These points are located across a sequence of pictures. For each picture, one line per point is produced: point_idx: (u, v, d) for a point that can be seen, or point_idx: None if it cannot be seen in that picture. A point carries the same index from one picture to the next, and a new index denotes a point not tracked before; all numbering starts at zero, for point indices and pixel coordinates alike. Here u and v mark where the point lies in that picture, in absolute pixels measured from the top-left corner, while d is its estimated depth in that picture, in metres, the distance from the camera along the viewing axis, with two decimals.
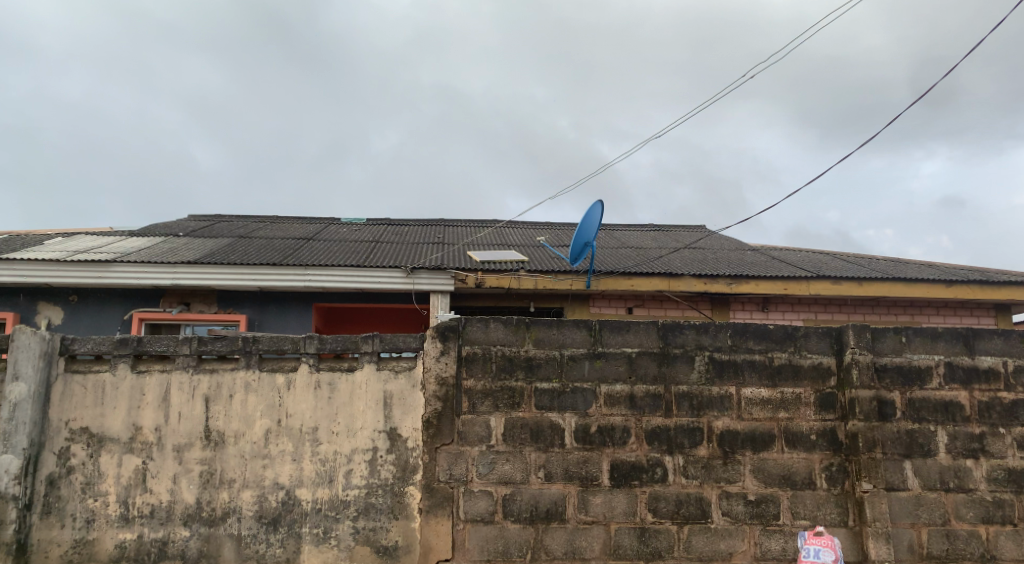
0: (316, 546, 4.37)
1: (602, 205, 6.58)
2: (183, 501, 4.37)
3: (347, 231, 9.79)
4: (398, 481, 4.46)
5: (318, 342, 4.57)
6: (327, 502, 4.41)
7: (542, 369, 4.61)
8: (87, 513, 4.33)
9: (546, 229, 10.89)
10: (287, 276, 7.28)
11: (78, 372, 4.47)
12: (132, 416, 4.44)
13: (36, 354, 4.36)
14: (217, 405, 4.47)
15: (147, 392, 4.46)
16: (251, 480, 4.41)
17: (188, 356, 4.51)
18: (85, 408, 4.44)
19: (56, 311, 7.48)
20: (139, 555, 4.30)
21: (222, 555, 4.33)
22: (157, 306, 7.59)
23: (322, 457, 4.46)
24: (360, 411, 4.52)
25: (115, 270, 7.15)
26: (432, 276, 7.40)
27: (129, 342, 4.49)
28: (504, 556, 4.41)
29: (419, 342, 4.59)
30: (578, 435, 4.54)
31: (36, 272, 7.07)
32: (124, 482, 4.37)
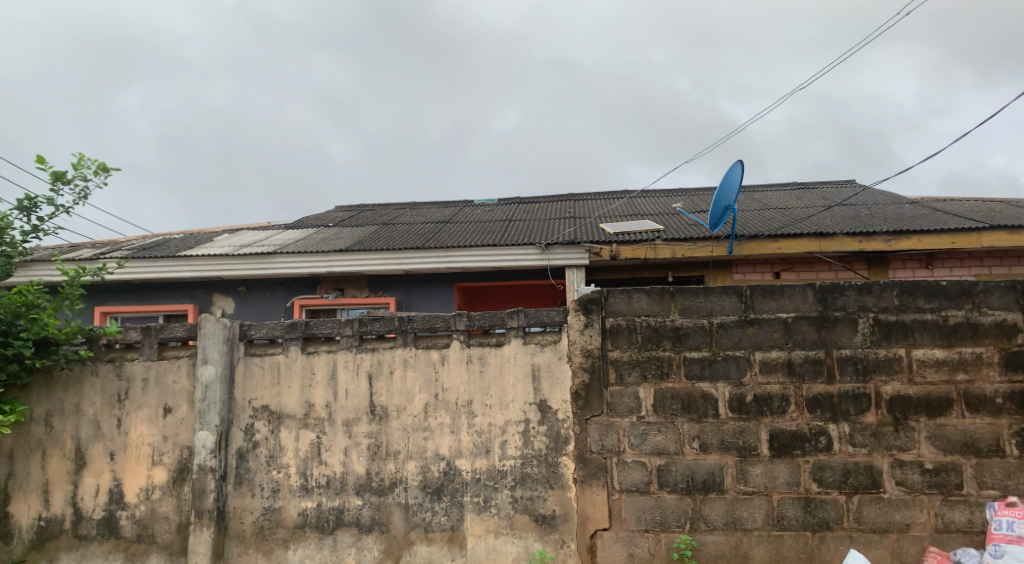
0: (478, 514, 4.54)
1: (743, 164, 6.23)
2: (354, 472, 4.66)
3: (481, 212, 9.99)
4: (551, 452, 4.54)
5: (467, 318, 4.71)
6: (485, 472, 4.57)
7: (690, 338, 4.52)
8: (272, 484, 4.71)
9: (681, 195, 10.62)
10: (430, 258, 7.52)
11: (256, 355, 4.85)
12: (305, 394, 4.77)
13: (221, 339, 4.77)
14: (379, 382, 4.72)
15: (317, 371, 4.78)
16: (414, 452, 4.63)
17: (351, 336, 4.78)
18: (264, 387, 4.81)
19: (229, 302, 8.13)
20: (320, 522, 4.64)
21: (392, 522, 4.59)
22: (315, 293, 8.08)
23: (478, 429, 4.61)
24: (510, 384, 4.63)
25: (276, 261, 7.66)
26: (568, 250, 7.39)
27: (298, 326, 4.82)
28: (662, 527, 4.39)
29: (563, 315, 4.63)
30: (734, 404, 4.43)
31: (209, 266, 7.71)
32: (302, 455, 4.71)
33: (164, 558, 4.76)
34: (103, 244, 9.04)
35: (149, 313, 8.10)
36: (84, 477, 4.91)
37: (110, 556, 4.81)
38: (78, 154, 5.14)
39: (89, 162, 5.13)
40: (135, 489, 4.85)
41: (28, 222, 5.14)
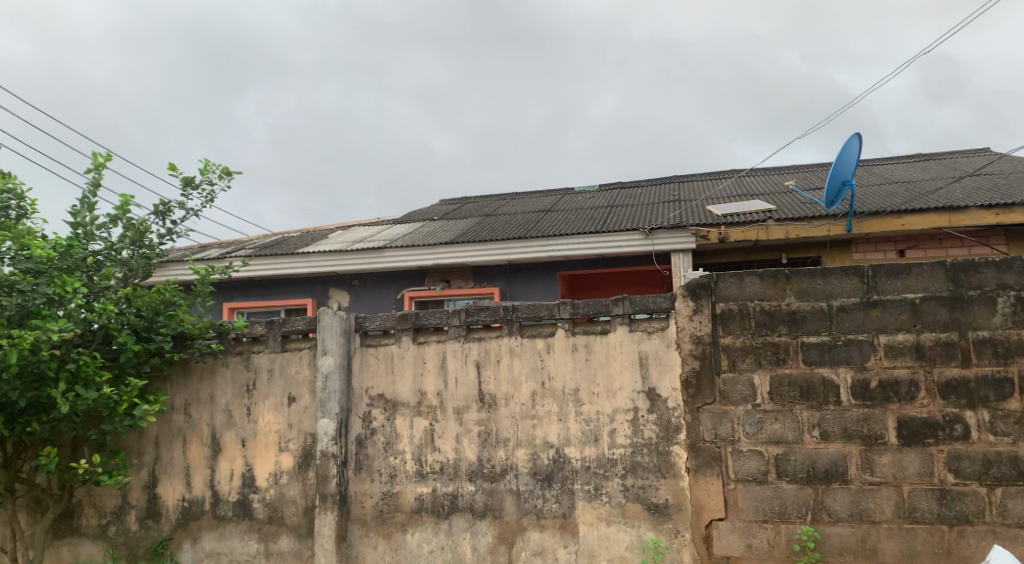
0: (590, 502, 4.54)
1: (861, 136, 5.87)
2: (466, 458, 4.75)
3: (583, 199, 9.93)
4: (662, 441, 4.47)
5: (572, 306, 4.70)
6: (595, 460, 4.55)
7: (808, 322, 4.33)
8: (389, 469, 4.87)
9: (793, 173, 10.19)
10: (533, 248, 7.55)
11: (371, 345, 5.03)
12: (417, 383, 4.90)
13: (339, 331, 4.97)
14: (488, 370, 4.79)
15: (428, 360, 4.90)
16: (523, 439, 4.68)
17: (458, 327, 4.88)
18: (379, 376, 4.98)
19: (344, 295, 8.46)
20: (435, 507, 4.76)
21: (504, 508, 4.66)
22: (423, 285, 8.28)
23: (586, 417, 4.60)
24: (617, 372, 4.59)
25: (384, 255, 7.90)
26: (673, 235, 7.22)
27: (408, 317, 4.95)
28: (782, 517, 4.25)
29: (670, 302, 4.54)
30: (857, 391, 4.22)
31: (324, 262, 8.05)
32: (416, 441, 4.85)
33: (292, 539, 5.03)
34: (228, 244, 9.60)
35: (271, 307, 8.56)
36: (219, 462, 5.25)
37: (245, 536, 5.12)
38: (204, 160, 5.47)
39: (215, 167, 5.45)
40: (265, 473, 5.14)
41: (163, 225, 5.52)
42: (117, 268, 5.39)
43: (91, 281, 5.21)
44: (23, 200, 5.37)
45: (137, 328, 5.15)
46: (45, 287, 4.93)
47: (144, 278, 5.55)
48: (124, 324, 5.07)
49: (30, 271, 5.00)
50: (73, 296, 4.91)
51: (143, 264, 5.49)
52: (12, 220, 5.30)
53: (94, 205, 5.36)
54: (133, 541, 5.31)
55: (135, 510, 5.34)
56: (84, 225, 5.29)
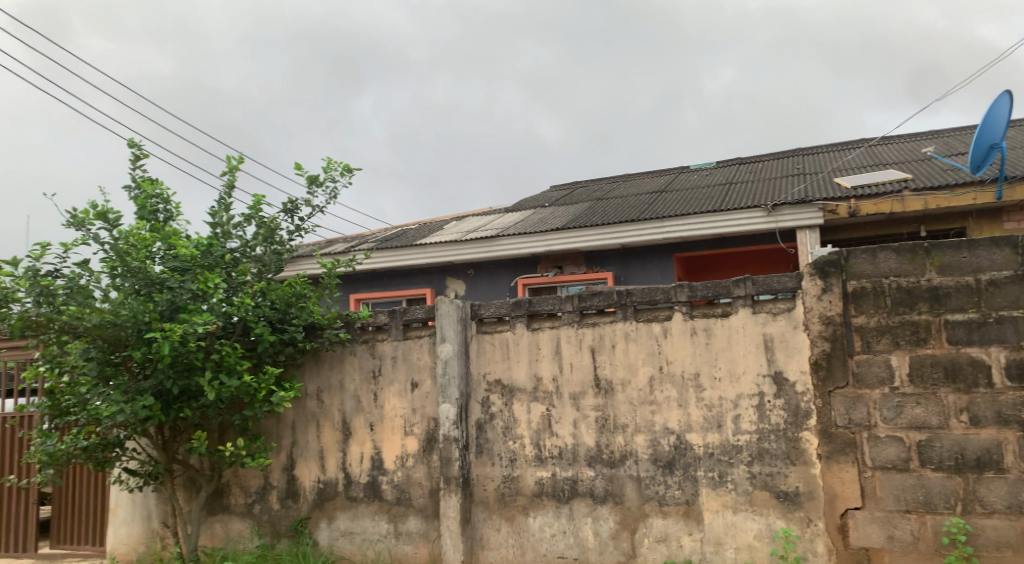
0: (714, 489, 4.42)
1: (1012, 94, 5.30)
2: (585, 444, 4.74)
3: (700, 178, 9.64)
4: (791, 426, 4.28)
5: (689, 289, 4.56)
6: (719, 447, 4.42)
7: (952, 298, 4.01)
8: (509, 453, 4.93)
9: (932, 138, 9.46)
10: (648, 230, 7.40)
11: (487, 332, 5.09)
12: (534, 368, 4.93)
13: (456, 318, 5.07)
14: (603, 355, 4.75)
15: (543, 346, 4.92)
16: (642, 425, 4.61)
17: (572, 312, 4.85)
18: (496, 362, 5.04)
19: (461, 284, 8.62)
20: (556, 491, 4.78)
21: (625, 494, 4.61)
22: (538, 271, 8.31)
23: (708, 402, 4.48)
24: (740, 355, 4.43)
25: (498, 243, 7.98)
26: (797, 210, 6.88)
27: (522, 304, 4.97)
28: (927, 508, 3.97)
29: (796, 281, 4.32)
30: (1012, 372, 3.87)
31: (441, 251, 8.23)
32: (534, 426, 4.88)
33: (420, 520, 5.21)
34: (352, 238, 10.00)
35: (394, 298, 8.83)
36: (350, 445, 5.50)
37: (376, 516, 5.35)
38: (327, 158, 5.72)
39: (336, 165, 5.68)
40: (392, 456, 5.35)
41: (291, 222, 5.82)
42: (252, 264, 5.74)
43: (230, 276, 5.58)
44: (170, 203, 5.82)
45: (272, 320, 5.47)
46: (191, 283, 5.31)
47: (277, 273, 5.88)
48: (260, 316, 5.40)
49: (177, 268, 5.40)
50: (215, 291, 5.27)
51: (275, 260, 5.82)
52: (160, 222, 5.75)
53: (230, 205, 5.73)
54: (275, 519, 5.67)
55: (276, 490, 5.69)
56: (222, 224, 5.66)
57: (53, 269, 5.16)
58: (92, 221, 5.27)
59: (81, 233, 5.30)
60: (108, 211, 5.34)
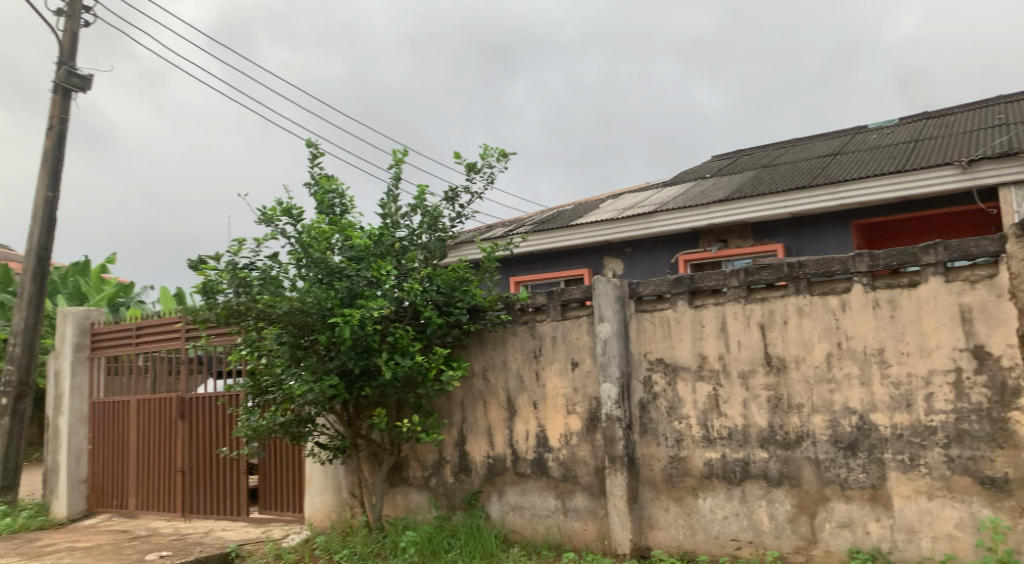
0: (905, 473, 4.08)
1: None
2: (756, 424, 4.54)
3: (878, 137, 8.89)
4: (995, 406, 3.87)
5: (870, 259, 4.22)
6: (909, 428, 4.08)
7: None
8: (675, 433, 4.83)
9: None
10: (821, 196, 6.93)
11: (647, 311, 5.00)
12: (698, 346, 4.78)
13: (614, 298, 5.02)
14: (773, 332, 4.52)
15: (706, 324, 4.76)
16: (820, 405, 4.34)
17: (738, 287, 4.65)
18: (657, 340, 4.94)
19: (619, 263, 8.51)
20: (726, 472, 4.63)
21: (803, 477, 4.37)
22: (699, 247, 8.03)
23: (894, 380, 4.14)
24: (932, 329, 4.05)
25: (658, 219, 7.81)
26: (998, 164, 6.15)
27: (683, 281, 4.83)
28: None
29: (999, 245, 3.88)
30: None
31: (599, 230, 8.18)
32: (701, 406, 4.74)
33: (587, 498, 5.25)
34: (510, 222, 10.16)
35: (552, 279, 8.88)
36: (516, 423, 5.63)
37: (544, 492, 5.45)
38: (483, 145, 5.85)
39: (493, 151, 5.81)
40: (556, 434, 5.42)
41: (453, 209, 6.03)
42: (420, 251, 6.00)
43: (400, 264, 5.88)
44: (344, 197, 6.21)
45: (439, 303, 5.70)
46: (366, 271, 5.66)
47: (442, 259, 6.11)
48: (429, 300, 5.65)
49: (353, 258, 5.78)
50: (387, 277, 5.57)
51: (439, 246, 6.05)
52: (337, 215, 6.16)
53: (398, 196, 6.02)
54: (450, 492, 5.93)
55: (449, 465, 5.95)
56: (391, 214, 5.97)
57: (249, 262, 5.68)
58: (279, 218, 5.75)
59: (271, 228, 5.79)
60: (293, 207, 5.80)
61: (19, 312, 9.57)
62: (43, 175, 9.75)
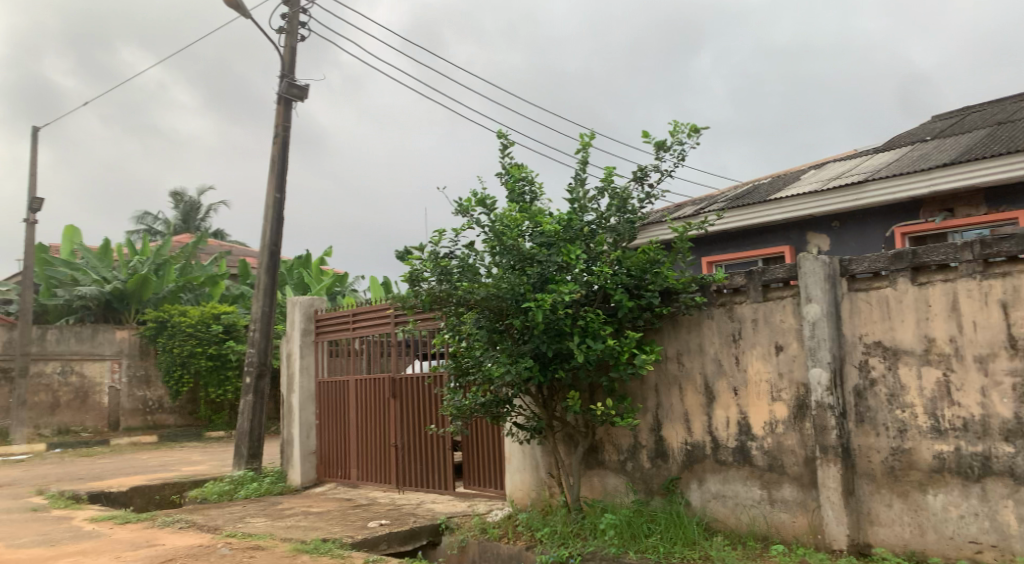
0: None
1: None
2: (998, 415, 4.06)
3: None
4: None
5: None
6: None
7: None
8: (898, 424, 4.42)
9: None
10: None
11: (862, 290, 4.60)
12: (923, 328, 4.34)
13: (823, 277, 4.67)
14: (1019, 311, 4.00)
15: (934, 303, 4.31)
16: None
17: (973, 261, 4.16)
18: (875, 322, 4.54)
19: (824, 239, 7.91)
20: (961, 468, 4.18)
21: None
22: (919, 218, 7.27)
23: None
24: None
25: (870, 188, 7.17)
26: None
27: (904, 256, 4.39)
28: None
29: None
30: None
31: (801, 204, 7.67)
32: (929, 394, 4.31)
33: (796, 489, 4.97)
34: (702, 200, 9.80)
35: (749, 258, 8.45)
36: (715, 410, 5.45)
37: (748, 482, 5.23)
38: (673, 122, 5.69)
39: (683, 127, 5.64)
40: (760, 422, 5.18)
41: (642, 189, 5.93)
42: (608, 234, 5.97)
43: (590, 247, 5.89)
44: (534, 184, 6.32)
45: (629, 286, 5.63)
46: (556, 256, 5.73)
47: (631, 241, 6.03)
48: (618, 283, 5.60)
49: (544, 244, 5.88)
50: (577, 261, 5.60)
51: (628, 228, 5.97)
52: (527, 202, 6.29)
53: (585, 180, 6.02)
54: (648, 477, 5.87)
55: (646, 450, 5.88)
56: (580, 199, 5.99)
57: (448, 251, 5.96)
58: (474, 208, 5.97)
59: (467, 219, 6.03)
60: (486, 197, 6.00)
61: (257, 301, 10.75)
62: (272, 178, 10.85)
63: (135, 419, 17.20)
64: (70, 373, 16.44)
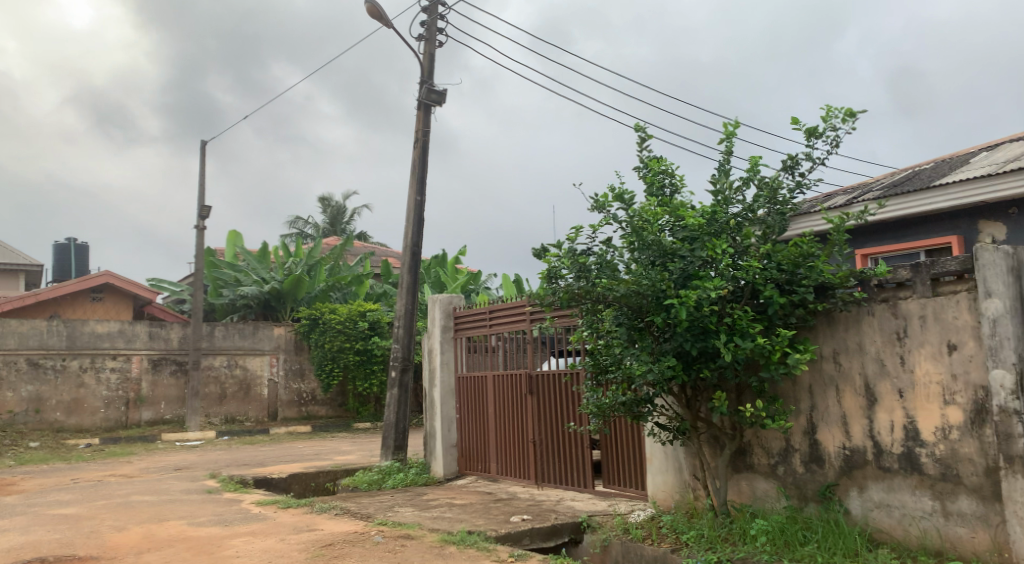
0: None
1: None
2: None
3: None
4: None
5: None
6: None
7: None
8: None
9: None
10: None
11: None
12: None
13: (1004, 270, 4.37)
14: None
15: None
16: None
17: None
18: None
19: (1000, 227, 7.21)
20: None
21: None
22: None
23: None
24: None
25: None
26: None
27: None
28: None
29: None
30: None
31: (972, 190, 7.03)
32: None
33: (975, 502, 4.56)
34: (855, 188, 9.20)
35: (910, 249, 7.85)
36: (877, 413, 5.09)
37: (917, 491, 4.85)
38: (826, 106, 5.36)
39: (837, 111, 5.30)
40: (931, 427, 4.78)
41: (793, 178, 5.63)
42: (756, 227, 5.72)
43: (736, 241, 5.67)
44: (675, 177, 6.15)
45: (780, 282, 5.36)
46: (700, 251, 5.56)
47: (781, 233, 5.74)
48: (768, 279, 5.34)
49: (687, 238, 5.72)
50: (723, 256, 5.40)
51: (778, 220, 5.69)
52: (667, 195, 6.14)
53: (730, 171, 5.79)
54: (802, 483, 5.57)
55: (799, 454, 5.59)
56: (724, 190, 5.77)
57: (586, 248, 5.92)
58: (611, 203, 5.89)
59: (603, 214, 5.96)
60: (624, 192, 5.90)
61: (401, 299, 11.17)
62: (412, 180, 11.23)
63: (292, 410, 18.36)
64: (235, 366, 17.78)
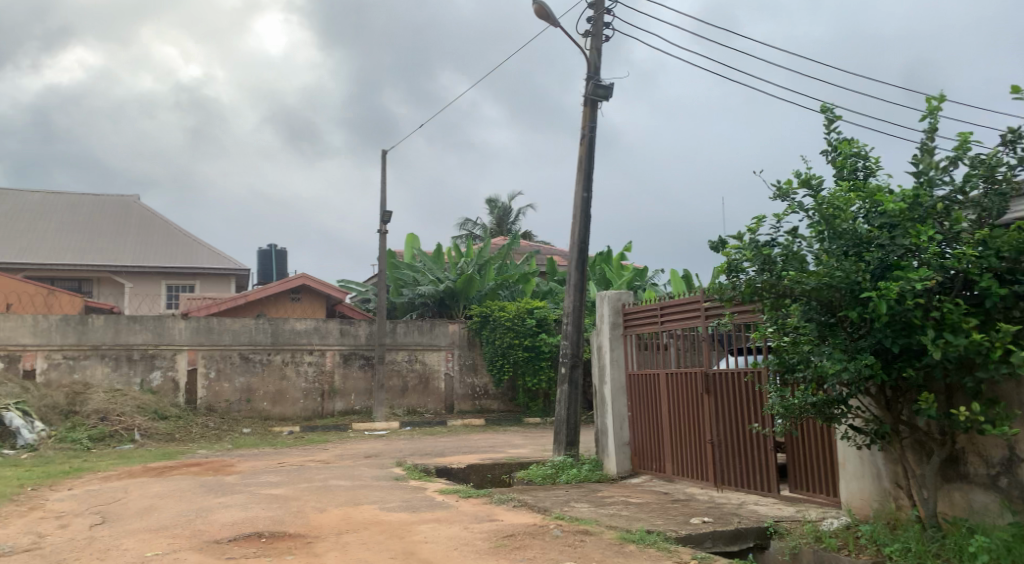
0: None
1: None
2: None
3: None
4: None
5: None
6: None
7: None
8: None
9: None
10: None
11: None
12: None
13: None
14: None
15: None
16: None
17: None
18: None
19: None
20: None
21: None
22: None
23: None
24: None
25: None
26: None
27: None
28: None
29: None
30: None
31: None
32: None
33: None
34: None
35: None
36: None
37: None
38: None
39: None
40: None
41: (1013, 154, 5.02)
42: (968, 211, 5.17)
43: (945, 227, 5.15)
44: (869, 159, 5.68)
45: (1000, 271, 4.82)
46: (902, 238, 5.09)
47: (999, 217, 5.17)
48: (984, 268, 4.81)
49: (886, 225, 5.27)
50: (929, 244, 4.93)
51: (996, 202, 5.11)
52: (861, 180, 5.68)
53: (935, 149, 5.26)
54: None
55: None
56: (928, 171, 5.26)
57: (770, 239, 5.60)
58: (797, 190, 5.54)
59: (787, 202, 5.62)
60: (811, 177, 5.54)
61: (569, 296, 11.19)
62: (579, 176, 11.22)
63: (466, 403, 19.02)
64: (415, 360, 18.70)
